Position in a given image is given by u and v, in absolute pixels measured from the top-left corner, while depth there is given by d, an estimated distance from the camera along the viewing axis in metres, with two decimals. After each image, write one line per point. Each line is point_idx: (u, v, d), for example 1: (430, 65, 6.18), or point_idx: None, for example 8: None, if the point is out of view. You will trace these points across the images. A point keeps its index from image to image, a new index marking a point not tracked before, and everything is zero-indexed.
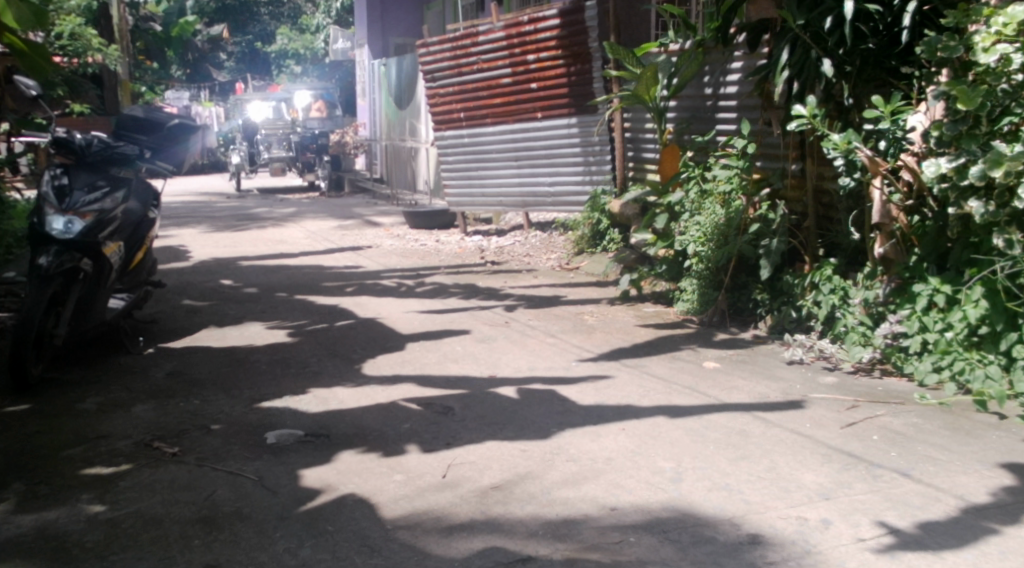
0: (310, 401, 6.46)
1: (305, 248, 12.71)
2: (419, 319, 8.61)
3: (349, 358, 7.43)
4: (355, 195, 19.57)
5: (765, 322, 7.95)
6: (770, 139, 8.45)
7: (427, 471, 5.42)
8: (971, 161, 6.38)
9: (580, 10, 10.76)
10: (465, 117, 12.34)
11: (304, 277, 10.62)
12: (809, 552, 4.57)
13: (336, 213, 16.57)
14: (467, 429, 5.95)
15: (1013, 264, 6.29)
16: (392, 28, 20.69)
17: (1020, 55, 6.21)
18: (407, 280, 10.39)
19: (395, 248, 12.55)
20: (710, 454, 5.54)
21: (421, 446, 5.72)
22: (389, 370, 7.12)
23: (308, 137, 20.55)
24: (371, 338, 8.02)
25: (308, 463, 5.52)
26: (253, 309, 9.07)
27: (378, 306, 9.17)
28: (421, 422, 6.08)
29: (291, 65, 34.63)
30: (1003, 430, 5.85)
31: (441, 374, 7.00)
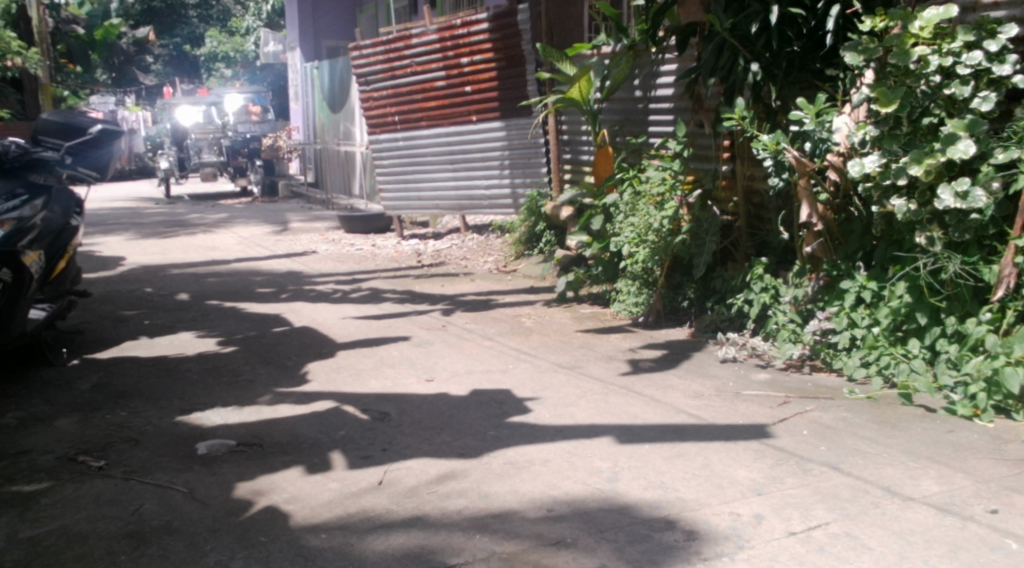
0: (242, 411, 6.46)
1: (238, 254, 12.64)
2: (354, 325, 8.62)
3: (283, 366, 7.43)
4: (288, 200, 19.74)
5: (699, 320, 8.08)
6: (703, 140, 8.60)
7: (362, 477, 5.45)
8: (893, 161, 6.54)
9: (512, 14, 10.80)
10: (400, 120, 12.37)
11: (236, 284, 10.57)
12: (742, 547, 4.68)
13: (270, 219, 16.50)
14: (403, 435, 5.99)
15: (934, 260, 6.43)
16: (324, 30, 20.62)
17: (936, 57, 6.38)
18: (343, 286, 10.38)
19: (330, 254, 12.48)
20: (646, 453, 5.63)
21: (357, 452, 5.75)
22: (325, 377, 7.13)
23: (241, 142, 20.93)
24: (305, 344, 8.02)
25: (240, 474, 5.52)
26: (183, 317, 9.01)
27: (312, 312, 9.17)
28: (357, 428, 6.11)
29: (220, 69, 34.34)
30: (928, 422, 6.01)
31: (377, 380, 7.03)
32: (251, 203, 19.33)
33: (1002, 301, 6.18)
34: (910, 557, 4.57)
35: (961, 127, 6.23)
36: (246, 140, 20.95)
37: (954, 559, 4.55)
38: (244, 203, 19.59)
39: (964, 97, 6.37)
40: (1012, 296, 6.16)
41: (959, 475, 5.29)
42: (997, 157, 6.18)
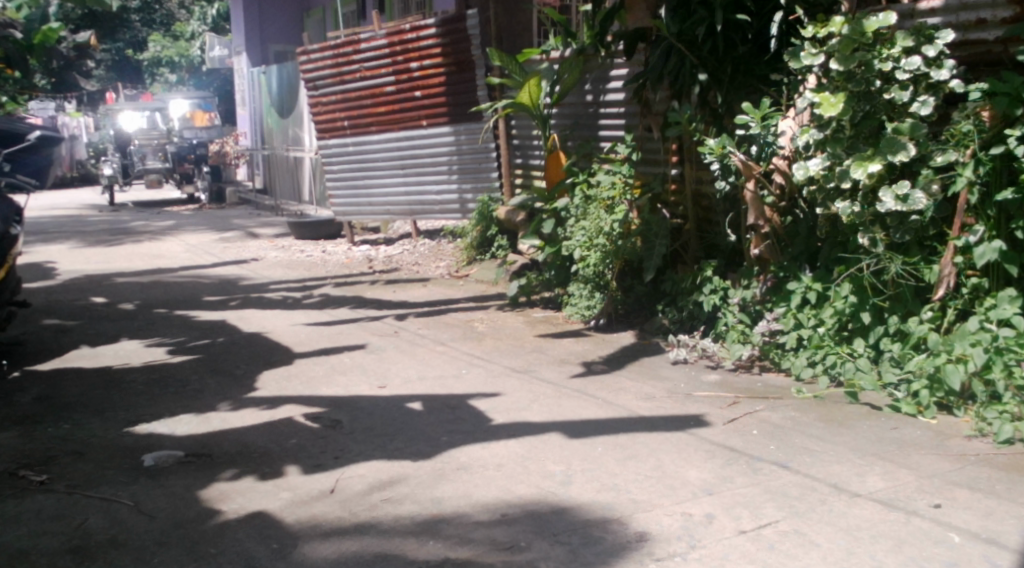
0: (190, 421, 6.46)
1: (185, 262, 12.57)
2: (304, 332, 8.63)
3: (232, 375, 7.42)
4: (237, 206, 19.63)
5: (648, 323, 8.19)
6: (651, 144, 8.67)
7: (314, 485, 5.47)
8: (836, 163, 6.67)
9: (462, 19, 10.87)
10: (349, 125, 12.39)
11: (182, 293, 10.53)
12: (693, 547, 4.77)
13: (218, 226, 16.41)
14: (355, 442, 6.02)
15: (877, 261, 6.59)
16: (271, 34, 20.55)
17: (878, 61, 6.53)
18: (293, 293, 10.38)
19: (279, 260, 12.45)
20: (598, 456, 5.71)
21: (309, 461, 5.78)
22: (275, 385, 7.14)
23: (187, 148, 20.95)
24: (255, 352, 8.03)
25: (188, 485, 5.53)
26: (128, 327, 8.97)
27: (262, 320, 9.16)
28: (309, 436, 6.14)
29: (165, 74, 34.05)
30: (873, 419, 6.15)
31: (330, 387, 7.05)
32: (199, 210, 19.21)
33: (943, 300, 6.33)
34: (857, 553, 4.69)
35: (903, 131, 6.36)
36: (192, 147, 20.98)
37: (899, 553, 4.67)
38: (192, 210, 19.46)
39: (903, 102, 6.53)
40: (953, 295, 6.31)
41: (903, 471, 5.43)
42: (936, 160, 6.32)
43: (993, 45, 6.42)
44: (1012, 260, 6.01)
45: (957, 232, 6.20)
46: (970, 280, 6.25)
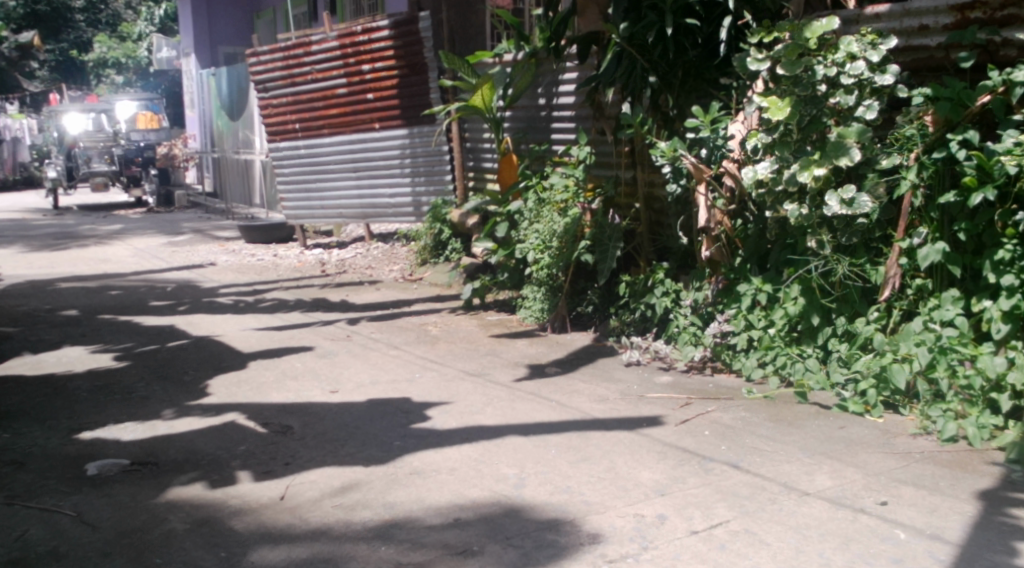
0: (136, 428, 6.42)
1: (131, 267, 12.47)
2: (254, 337, 8.60)
3: (179, 381, 7.39)
4: (187, 209, 19.49)
5: (602, 325, 8.25)
6: (603, 146, 8.78)
7: (263, 492, 5.47)
8: (784, 167, 6.77)
9: (414, 21, 10.89)
10: (300, 128, 12.37)
11: (128, 298, 10.44)
12: (646, 548, 4.82)
13: (167, 230, 16.27)
14: (305, 448, 6.03)
15: (825, 263, 6.69)
16: (220, 35, 20.42)
17: (823, 68, 6.63)
18: (244, 297, 10.33)
19: (230, 264, 12.39)
20: (552, 458, 5.76)
21: (258, 467, 5.78)
22: (225, 391, 7.12)
23: (135, 150, 20.77)
24: (203, 358, 7.99)
25: (132, 495, 5.50)
26: (71, 333, 8.89)
27: (210, 324, 9.12)
28: (258, 442, 6.13)
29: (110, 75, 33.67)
30: (821, 418, 6.26)
31: (280, 393, 7.04)
32: (147, 213, 19.06)
33: (888, 301, 6.44)
34: (806, 551, 4.76)
35: (848, 135, 6.47)
36: (140, 148, 20.83)
37: (847, 551, 4.76)
38: (139, 213, 19.27)
39: (849, 106, 6.61)
40: (898, 295, 6.41)
41: (851, 469, 5.53)
42: (882, 163, 6.44)
43: (935, 51, 6.54)
44: (954, 262, 6.06)
45: (902, 235, 6.32)
46: (915, 281, 6.32)
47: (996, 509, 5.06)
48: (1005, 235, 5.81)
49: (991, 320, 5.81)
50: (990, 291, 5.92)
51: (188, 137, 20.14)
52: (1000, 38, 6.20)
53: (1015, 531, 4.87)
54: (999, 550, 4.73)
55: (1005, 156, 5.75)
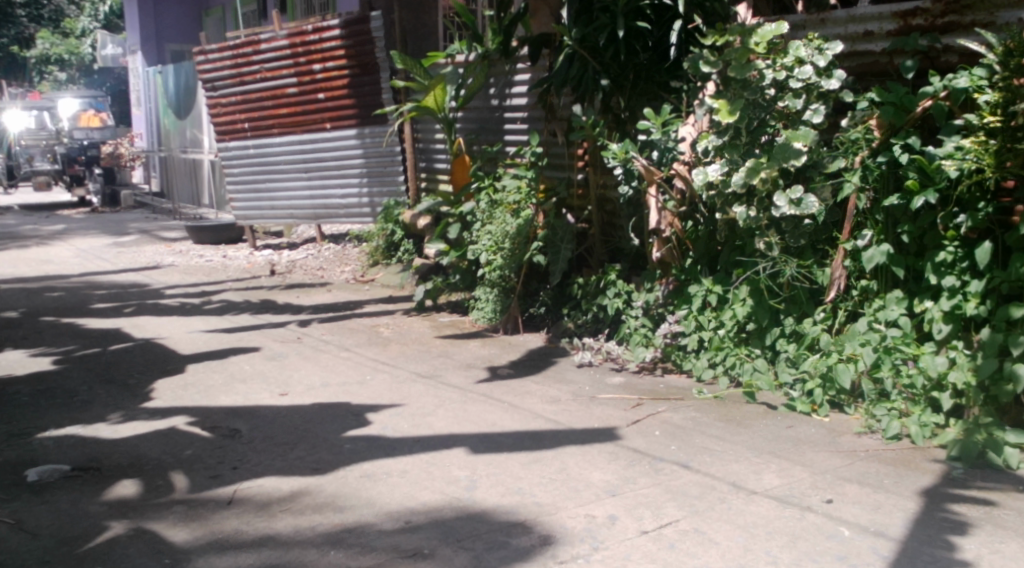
0: (80, 433, 6.38)
1: (76, 268, 12.35)
2: (202, 339, 8.57)
3: (124, 384, 7.35)
4: (133, 208, 19.32)
5: (555, 326, 8.31)
6: (556, 148, 8.83)
7: (210, 498, 5.47)
8: (733, 169, 6.85)
9: (365, 21, 10.89)
10: (250, 127, 12.32)
11: (72, 300, 10.35)
12: (596, 549, 4.88)
13: (113, 230, 16.11)
14: (254, 452, 6.03)
15: (773, 264, 6.79)
16: (167, 33, 20.26)
17: (770, 72, 6.73)
18: (191, 299, 10.28)
19: (177, 265, 12.31)
20: (504, 460, 5.81)
21: (206, 472, 5.77)
22: (171, 394, 7.09)
23: (77, 150, 20.44)
24: (149, 361, 7.96)
25: (74, 501, 5.47)
26: (13, 336, 8.80)
27: (156, 327, 9.07)
28: (206, 447, 6.12)
29: (53, 72, 33.30)
30: (770, 418, 6.36)
31: (229, 396, 7.03)
32: (92, 213, 18.88)
33: (835, 302, 6.55)
34: (754, 549, 4.84)
35: (796, 138, 6.54)
36: (82, 147, 20.46)
37: (793, 548, 4.85)
38: (84, 213, 19.09)
39: (796, 110, 6.71)
40: (843, 296, 6.53)
41: (798, 467, 5.63)
42: (828, 166, 6.54)
43: (879, 56, 6.67)
44: (898, 263, 6.17)
45: (847, 236, 6.45)
46: (860, 282, 6.45)
47: (937, 505, 5.18)
48: (947, 237, 5.93)
49: (932, 320, 5.92)
50: (932, 292, 6.05)
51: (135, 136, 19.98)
52: (941, 45, 6.34)
53: (955, 526, 4.99)
54: (940, 545, 4.84)
55: (947, 160, 5.82)
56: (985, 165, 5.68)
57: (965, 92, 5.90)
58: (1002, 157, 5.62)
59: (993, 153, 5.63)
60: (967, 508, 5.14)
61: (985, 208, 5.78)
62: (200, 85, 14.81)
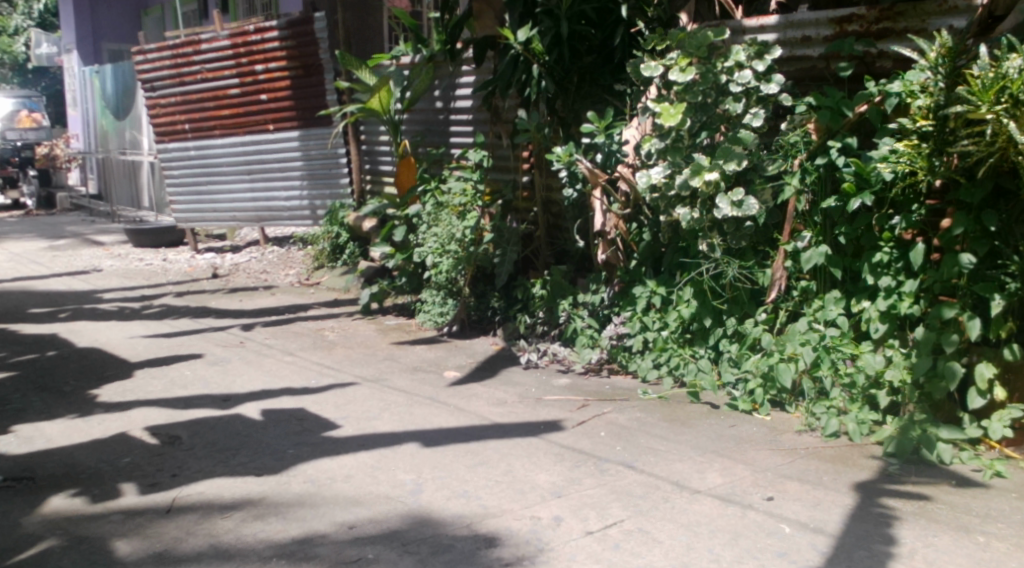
0: (14, 442, 6.32)
1: (10, 273, 12.19)
2: (141, 345, 8.51)
3: (60, 391, 7.28)
4: (69, 210, 19.11)
5: (503, 327, 8.34)
6: (502, 151, 8.90)
7: (148, 507, 5.44)
8: (676, 171, 6.92)
9: (308, 22, 10.88)
10: (191, 128, 12.21)
11: (7, 305, 10.22)
12: (542, 550, 4.93)
13: (49, 233, 15.86)
14: (195, 459, 6.01)
15: (715, 265, 6.88)
16: (104, 31, 20.08)
17: (711, 76, 6.81)
18: (130, 303, 10.20)
19: (116, 269, 12.18)
20: (449, 463, 5.85)
21: (144, 480, 5.75)
22: (109, 401, 7.04)
23: (11, 150, 20.30)
24: (86, 367, 7.89)
25: (8, 512, 5.42)
26: None
27: (93, 332, 8.99)
28: (144, 454, 6.09)
29: None
30: (713, 417, 6.46)
31: (169, 402, 6.99)
32: (26, 216, 18.63)
33: (775, 302, 6.66)
34: (697, 547, 4.92)
35: (736, 141, 6.64)
36: (16, 148, 20.31)
37: (734, 546, 4.93)
38: (18, 215, 18.82)
39: (736, 114, 6.81)
40: (784, 296, 6.64)
41: (740, 466, 5.73)
42: (768, 169, 6.64)
43: (817, 61, 6.79)
44: (836, 264, 6.30)
45: (787, 238, 6.55)
46: (800, 282, 6.56)
47: (874, 501, 5.29)
48: (882, 239, 6.08)
49: (869, 320, 6.06)
50: (869, 292, 6.19)
51: (70, 137, 19.76)
52: (876, 50, 6.49)
53: (891, 521, 5.11)
54: (875, 540, 4.95)
55: (882, 163, 5.98)
56: (918, 168, 5.83)
57: (899, 96, 6.00)
58: (933, 160, 5.75)
59: (925, 157, 5.76)
60: (901, 503, 5.26)
61: (918, 210, 5.95)
62: (139, 85, 14.66)
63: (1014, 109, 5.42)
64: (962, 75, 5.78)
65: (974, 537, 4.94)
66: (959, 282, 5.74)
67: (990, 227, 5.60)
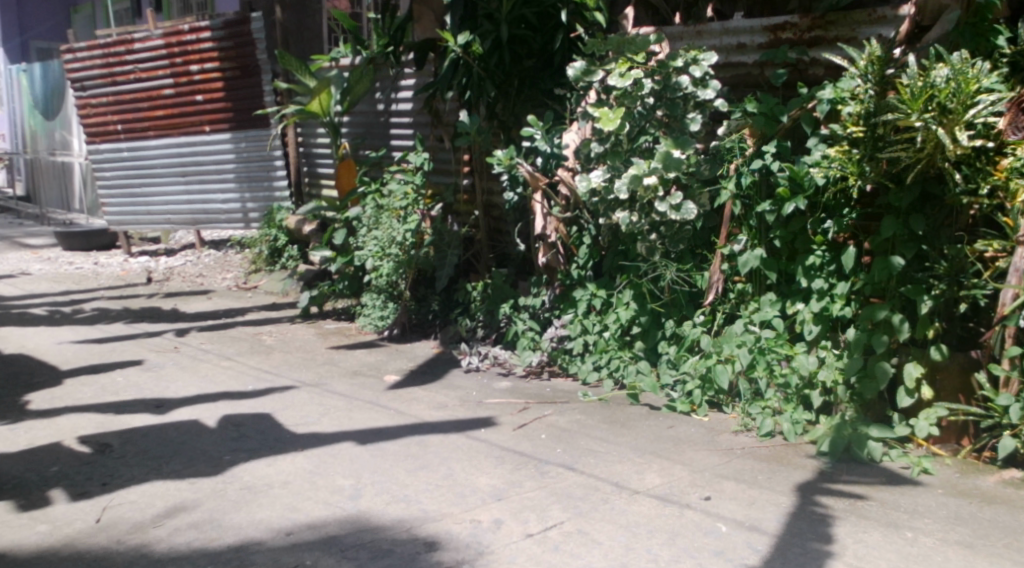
0: None
1: None
2: (71, 351, 8.41)
3: None
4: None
5: (444, 331, 8.38)
6: (443, 153, 8.93)
7: (78, 517, 5.39)
8: (615, 175, 6.98)
9: (246, 22, 10.84)
10: (123, 129, 12.06)
11: None
12: (481, 553, 4.97)
13: None
14: (126, 466, 5.96)
15: (654, 268, 6.97)
16: (31, 28, 19.79)
17: (650, 81, 6.89)
18: (61, 308, 10.07)
19: (45, 273, 12.00)
20: (389, 468, 5.86)
21: (73, 488, 5.70)
22: (38, 409, 6.95)
23: None
24: (15, 374, 7.77)
25: None
26: None
27: (22, 338, 8.86)
28: (74, 463, 6.03)
29: None
30: (652, 418, 6.54)
31: (99, 409, 6.92)
32: None
33: (713, 305, 6.76)
34: (635, 548, 4.99)
35: (673, 145, 6.73)
36: None
37: (672, 545, 5.00)
38: None
39: (675, 119, 6.89)
40: (721, 299, 6.74)
41: (678, 467, 5.80)
42: (704, 173, 6.72)
43: (752, 68, 6.91)
44: (770, 267, 6.40)
45: (724, 241, 6.65)
46: (736, 284, 6.65)
47: (809, 500, 5.39)
48: (815, 242, 6.20)
49: (803, 321, 6.18)
50: (803, 294, 6.31)
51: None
52: (808, 58, 6.61)
53: (824, 519, 5.21)
54: (808, 536, 5.06)
55: (814, 168, 6.10)
56: (849, 173, 5.94)
57: (830, 103, 6.11)
58: (863, 166, 5.87)
59: (856, 162, 5.89)
60: (834, 501, 5.38)
61: (850, 214, 6.09)
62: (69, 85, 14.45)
63: (941, 117, 5.58)
64: (891, 83, 5.87)
65: (902, 533, 5.07)
66: (889, 284, 5.88)
67: (917, 231, 5.76)
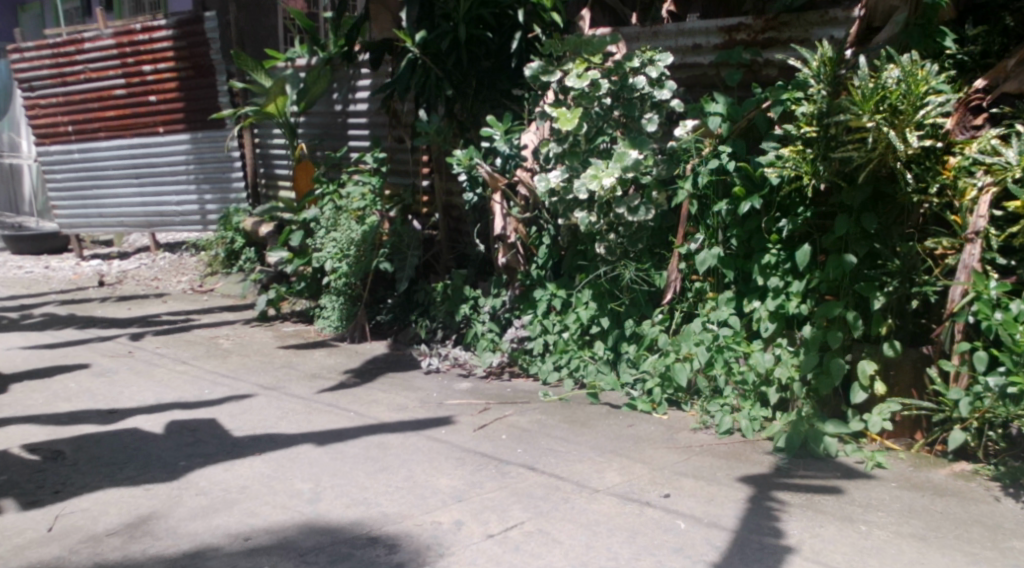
0: None
1: None
2: (22, 357, 8.32)
3: None
4: None
5: (403, 333, 8.39)
6: (401, 154, 8.92)
7: (30, 526, 5.34)
8: (573, 175, 7.01)
9: (199, 21, 10.78)
10: (74, 130, 11.95)
11: None
12: (442, 555, 4.98)
13: None
14: (79, 474, 5.92)
15: (611, 267, 7.02)
16: None
17: (606, 81, 6.94)
18: (12, 313, 9.96)
19: None
20: (349, 471, 5.86)
21: (25, 497, 5.64)
22: None
23: None
24: None
25: None
26: None
27: None
28: (24, 471, 5.98)
29: None
30: (612, 417, 6.58)
31: (51, 416, 6.86)
32: None
33: (671, 304, 6.80)
34: (595, 547, 5.02)
35: (630, 146, 6.77)
36: None
37: (632, 543, 5.04)
38: None
39: (632, 119, 6.92)
40: (679, 298, 6.78)
41: (638, 465, 5.84)
42: (661, 173, 6.75)
43: (708, 68, 6.97)
44: (728, 266, 6.47)
45: (681, 240, 6.69)
46: (694, 283, 6.70)
47: (767, 496, 5.45)
48: (770, 241, 6.26)
49: (759, 319, 6.24)
50: (759, 292, 6.37)
51: None
52: (762, 59, 6.68)
53: (782, 514, 5.27)
54: (766, 531, 5.12)
55: (769, 167, 6.15)
56: (803, 172, 6.01)
57: (784, 103, 6.19)
58: (816, 165, 5.93)
59: (810, 162, 5.96)
60: (791, 496, 5.44)
61: (804, 213, 6.14)
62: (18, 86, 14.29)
63: (892, 117, 5.65)
64: (843, 84, 5.95)
65: (857, 526, 5.14)
66: (843, 282, 5.96)
67: (869, 229, 5.85)
